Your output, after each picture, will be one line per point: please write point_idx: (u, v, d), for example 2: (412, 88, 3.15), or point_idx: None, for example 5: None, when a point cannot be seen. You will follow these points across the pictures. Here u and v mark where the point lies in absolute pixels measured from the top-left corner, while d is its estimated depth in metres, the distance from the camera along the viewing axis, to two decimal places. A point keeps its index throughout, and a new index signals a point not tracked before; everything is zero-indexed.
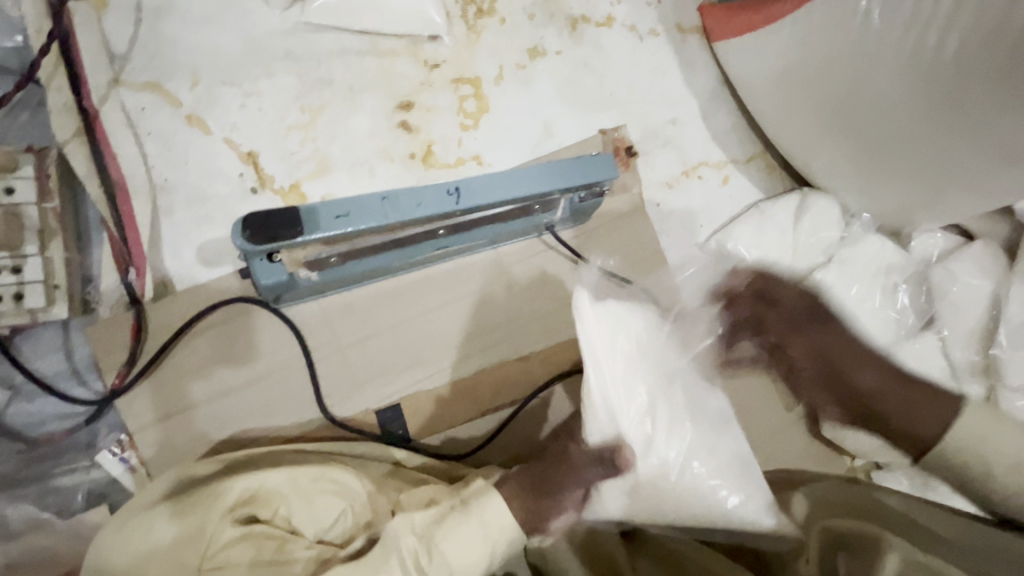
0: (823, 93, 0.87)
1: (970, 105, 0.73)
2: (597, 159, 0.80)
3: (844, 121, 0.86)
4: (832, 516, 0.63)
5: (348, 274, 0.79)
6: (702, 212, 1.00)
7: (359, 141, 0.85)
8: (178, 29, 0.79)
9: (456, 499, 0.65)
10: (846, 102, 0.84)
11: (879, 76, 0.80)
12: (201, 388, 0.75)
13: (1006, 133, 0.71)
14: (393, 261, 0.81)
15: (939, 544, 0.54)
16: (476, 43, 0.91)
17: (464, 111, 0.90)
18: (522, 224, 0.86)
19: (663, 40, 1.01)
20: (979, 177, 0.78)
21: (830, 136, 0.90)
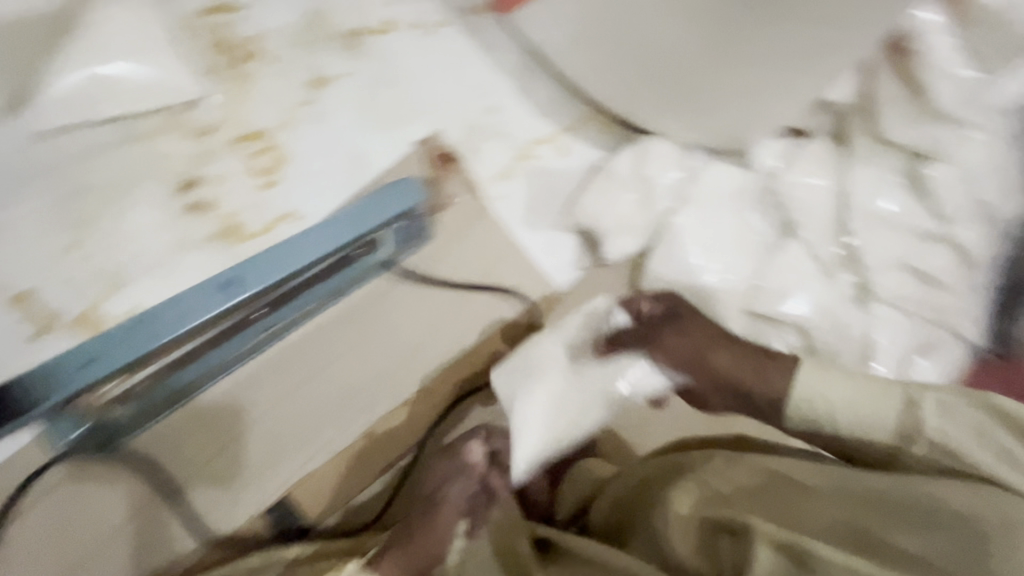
0: (613, 40, 0.86)
1: (737, 27, 0.73)
2: (400, 184, 0.76)
3: (640, 61, 0.86)
4: (714, 509, 0.58)
5: (173, 391, 0.72)
6: (549, 191, 0.97)
7: (148, 241, 0.76)
8: None
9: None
10: (635, 44, 0.84)
11: (654, 18, 0.78)
12: (56, 559, 0.70)
13: (778, 39, 0.73)
14: (220, 359, 0.73)
15: (823, 519, 0.51)
16: (247, 93, 0.82)
17: (259, 169, 0.81)
18: (351, 272, 0.79)
19: (453, 27, 0.95)
20: (774, 83, 0.80)
21: (635, 78, 0.90)
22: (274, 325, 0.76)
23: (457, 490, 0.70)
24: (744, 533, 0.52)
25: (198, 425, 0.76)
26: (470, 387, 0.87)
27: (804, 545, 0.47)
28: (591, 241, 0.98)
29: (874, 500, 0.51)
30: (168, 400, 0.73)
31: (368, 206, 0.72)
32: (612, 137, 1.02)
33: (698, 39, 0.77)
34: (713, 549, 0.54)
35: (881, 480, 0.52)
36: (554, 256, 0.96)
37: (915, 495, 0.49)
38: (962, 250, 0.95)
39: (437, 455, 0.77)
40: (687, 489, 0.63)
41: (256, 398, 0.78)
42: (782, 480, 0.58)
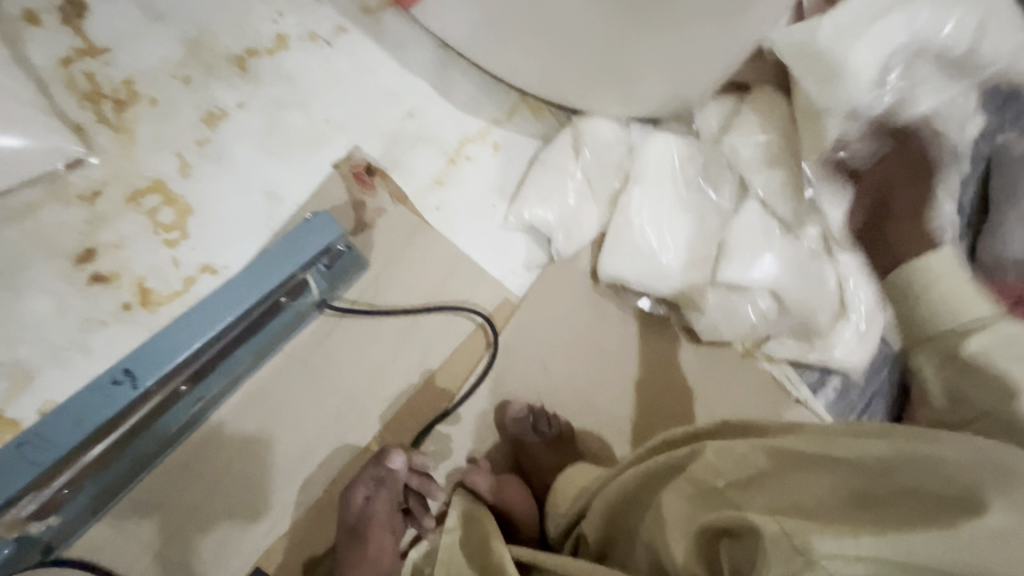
0: (519, 22, 0.79)
1: None
2: (310, 225, 0.72)
3: (550, 42, 0.80)
4: (712, 508, 0.45)
5: (102, 488, 0.67)
6: (488, 192, 0.91)
7: (49, 327, 0.69)
8: None
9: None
10: (545, 26, 0.77)
11: None
12: None
13: None
14: (150, 443, 0.69)
15: (809, 500, 0.39)
16: (134, 144, 0.75)
17: (164, 225, 0.74)
18: (272, 328, 0.75)
19: (356, 32, 0.88)
20: (698, 45, 0.75)
21: (555, 62, 0.83)
22: (203, 396, 0.72)
23: (382, 505, 0.70)
24: (746, 536, 0.39)
25: (143, 515, 0.69)
26: (436, 415, 0.82)
27: (812, 547, 0.34)
28: (540, 236, 0.93)
29: (858, 471, 0.38)
30: (99, 499, 0.67)
31: (273, 258, 0.70)
32: (545, 122, 0.96)
33: (605, 15, 0.72)
34: (717, 558, 0.42)
35: (875, 445, 0.38)
36: (505, 258, 0.90)
37: (925, 465, 0.35)
38: None
39: (346, 483, 0.73)
40: (675, 486, 0.50)
41: (203, 474, 0.72)
42: (767, 454, 0.44)
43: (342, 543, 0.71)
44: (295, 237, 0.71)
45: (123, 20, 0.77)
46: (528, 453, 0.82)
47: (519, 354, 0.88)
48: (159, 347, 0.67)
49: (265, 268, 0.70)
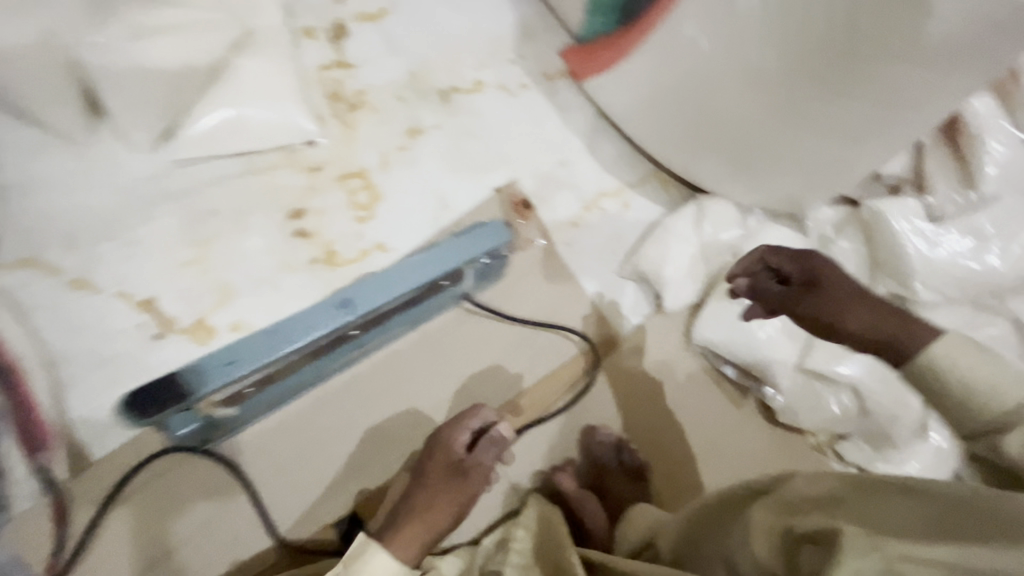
0: (690, 111, 0.93)
1: (802, 105, 0.80)
2: (489, 228, 0.82)
3: (711, 130, 0.93)
4: (791, 516, 0.53)
5: (266, 401, 0.77)
6: (611, 241, 1.03)
7: (256, 261, 0.84)
8: (45, 199, 0.77)
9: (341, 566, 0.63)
10: (713, 116, 0.90)
11: (724, 90, 0.86)
12: (140, 557, 0.72)
13: (842, 118, 0.79)
14: (313, 373, 0.79)
15: (894, 520, 0.47)
16: (354, 137, 0.93)
17: (358, 204, 0.90)
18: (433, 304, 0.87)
19: (535, 91, 1.06)
20: (839, 156, 0.86)
21: (700, 147, 0.97)
22: (362, 344, 0.82)
23: (488, 459, 0.76)
24: (828, 539, 0.48)
25: (282, 435, 0.80)
26: (529, 422, 0.91)
27: (884, 553, 0.44)
28: (648, 290, 1.03)
29: (936, 503, 0.46)
30: (259, 409, 0.78)
31: (458, 247, 0.79)
32: (671, 195, 1.09)
33: (762, 117, 0.85)
34: (795, 559, 0.51)
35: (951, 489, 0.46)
36: (613, 301, 1.01)
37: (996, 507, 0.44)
38: (1015, 324, 0.96)
39: (448, 422, 0.79)
40: (762, 503, 0.57)
41: (336, 415, 0.83)
42: (847, 482, 0.52)
43: (431, 471, 0.75)
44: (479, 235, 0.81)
45: (369, 46, 0.97)
46: (606, 477, 0.89)
47: (610, 388, 0.97)
48: (371, 289, 0.72)
49: (453, 252, 0.78)
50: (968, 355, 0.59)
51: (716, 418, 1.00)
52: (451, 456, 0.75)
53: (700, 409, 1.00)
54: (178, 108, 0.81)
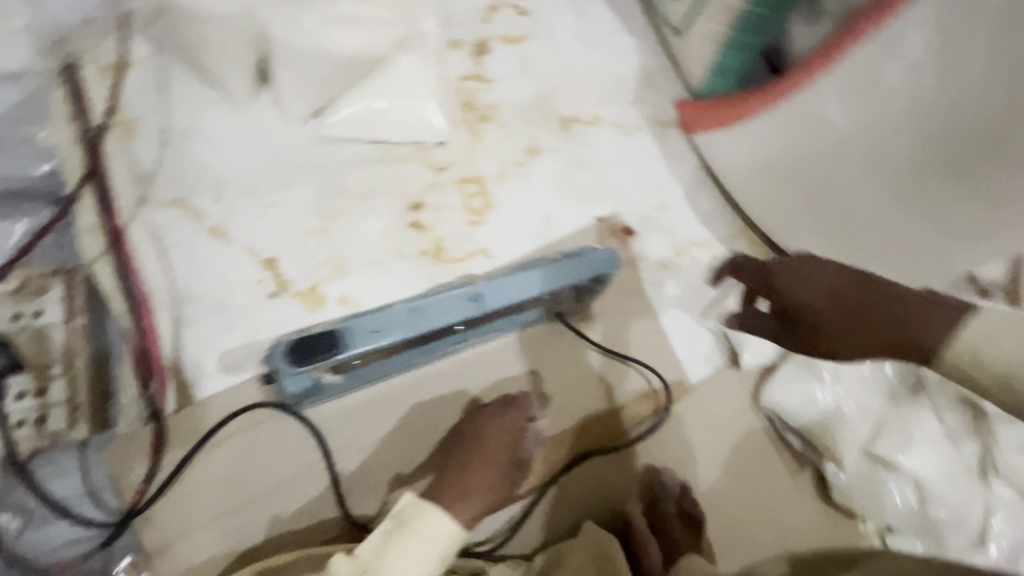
0: (814, 188, 0.93)
1: (929, 188, 0.82)
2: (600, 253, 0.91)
3: (826, 205, 0.93)
4: None
5: (372, 376, 0.82)
6: (698, 289, 1.05)
7: (373, 243, 0.88)
8: (203, 149, 0.83)
9: (389, 522, 0.62)
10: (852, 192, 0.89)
11: (847, 162, 0.88)
12: (218, 501, 0.74)
13: (974, 211, 0.79)
14: (415, 359, 0.84)
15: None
16: (479, 146, 0.98)
17: (472, 208, 0.95)
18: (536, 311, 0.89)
19: (648, 135, 1.10)
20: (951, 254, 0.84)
21: (805, 216, 0.96)
22: (463, 342, 0.87)
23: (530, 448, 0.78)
24: None
25: (366, 413, 0.82)
26: (595, 449, 0.92)
27: None
28: (725, 343, 1.04)
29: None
30: (360, 381, 0.81)
31: (571, 267, 0.88)
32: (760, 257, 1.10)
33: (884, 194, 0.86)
34: None
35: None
36: (690, 348, 1.02)
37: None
38: None
39: (496, 407, 0.80)
40: None
41: (418, 404, 0.85)
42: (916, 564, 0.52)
43: (477, 450, 0.75)
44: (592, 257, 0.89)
45: (505, 65, 1.03)
46: (662, 518, 0.89)
47: (674, 432, 0.98)
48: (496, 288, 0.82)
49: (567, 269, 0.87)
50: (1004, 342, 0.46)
51: (771, 484, 1.00)
52: (503, 439, 0.76)
53: (757, 471, 1.00)
54: (334, 92, 0.88)
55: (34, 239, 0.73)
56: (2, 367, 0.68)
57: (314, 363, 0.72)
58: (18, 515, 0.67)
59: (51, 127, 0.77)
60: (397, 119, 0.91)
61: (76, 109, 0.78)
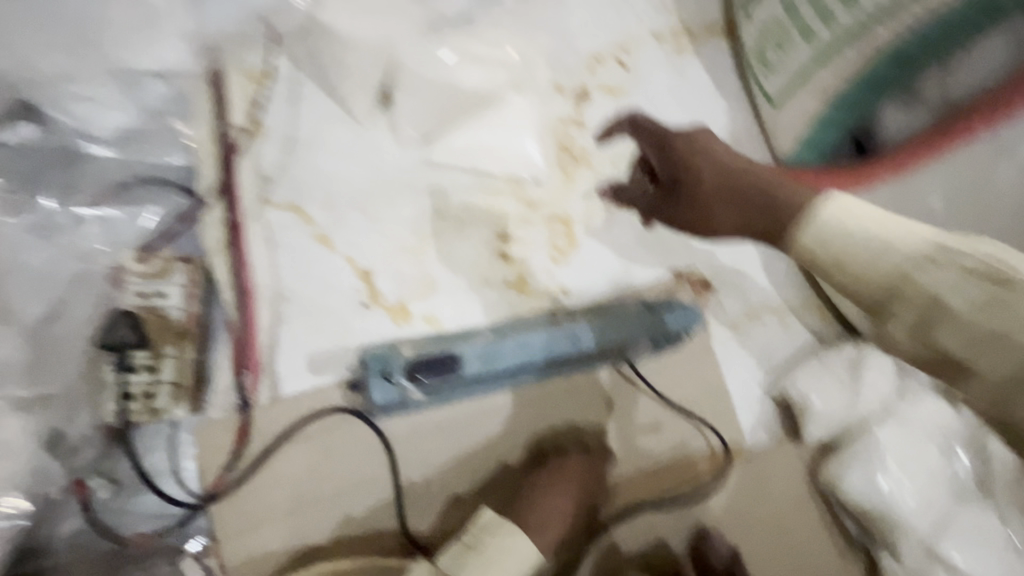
0: None
1: None
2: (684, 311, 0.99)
3: None
4: None
5: (452, 398, 0.84)
6: (764, 355, 1.05)
7: (461, 267, 0.92)
8: (322, 161, 0.88)
9: (469, 537, 0.72)
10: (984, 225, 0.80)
11: None
12: (288, 497, 0.77)
13: None
14: (496, 386, 0.86)
15: None
16: (570, 187, 1.01)
17: (557, 246, 0.98)
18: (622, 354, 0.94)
19: None
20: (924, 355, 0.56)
21: None
22: (542, 374, 0.89)
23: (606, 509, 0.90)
24: None
25: (433, 432, 0.84)
26: (645, 499, 0.94)
27: None
28: (784, 413, 1.03)
29: None
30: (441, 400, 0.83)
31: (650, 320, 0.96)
32: (831, 330, 1.08)
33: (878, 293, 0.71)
34: None
35: (905, 305, 0.55)
36: (750, 413, 1.02)
37: (993, 303, 0.51)
38: None
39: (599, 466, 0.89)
40: None
41: (483, 431, 0.86)
42: None
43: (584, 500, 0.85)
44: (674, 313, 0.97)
45: (602, 112, 1.06)
46: None
47: (724, 495, 0.97)
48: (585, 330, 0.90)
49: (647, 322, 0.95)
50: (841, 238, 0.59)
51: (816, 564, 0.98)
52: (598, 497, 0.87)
53: (803, 549, 0.98)
54: (445, 121, 0.92)
55: (178, 226, 0.78)
56: (132, 342, 0.72)
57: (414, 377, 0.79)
58: (111, 482, 0.70)
59: (193, 123, 0.83)
60: (497, 153, 0.94)
61: (217, 111, 0.85)
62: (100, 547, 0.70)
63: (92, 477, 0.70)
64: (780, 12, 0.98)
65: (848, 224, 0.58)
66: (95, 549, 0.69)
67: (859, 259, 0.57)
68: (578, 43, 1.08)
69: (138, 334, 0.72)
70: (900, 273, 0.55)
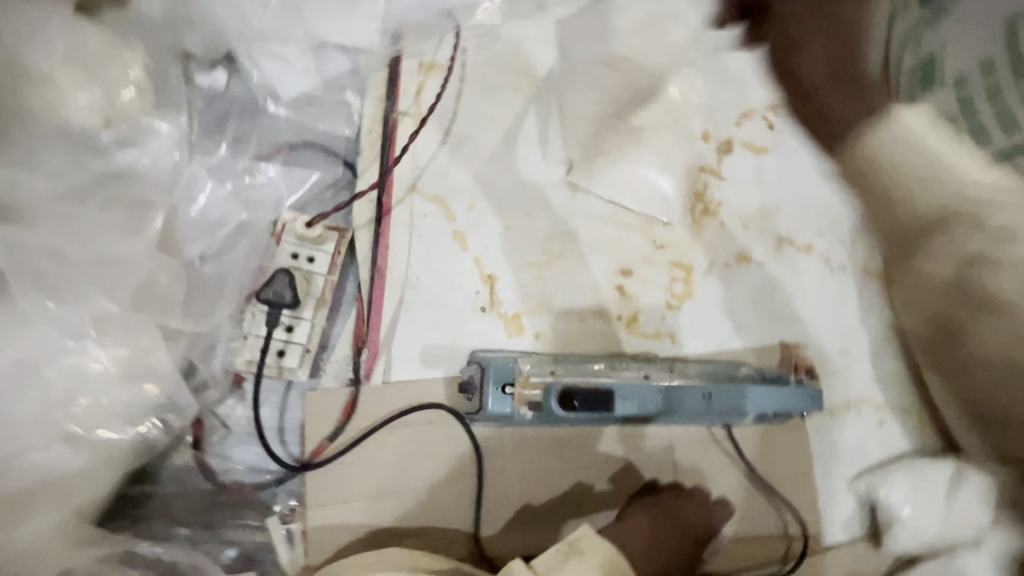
0: None
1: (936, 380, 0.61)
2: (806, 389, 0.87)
3: None
4: None
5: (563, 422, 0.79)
6: (854, 449, 1.01)
7: (579, 293, 0.91)
8: (471, 159, 0.89)
9: (565, 546, 0.68)
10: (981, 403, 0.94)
11: None
12: (376, 480, 0.77)
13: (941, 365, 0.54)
14: (606, 422, 0.82)
15: None
16: (697, 236, 1.00)
17: (673, 293, 0.96)
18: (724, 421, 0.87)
19: (850, 278, 1.08)
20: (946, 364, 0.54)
21: None
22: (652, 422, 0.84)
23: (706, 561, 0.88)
24: None
25: (522, 448, 0.84)
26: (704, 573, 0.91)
27: None
28: (868, 515, 0.99)
29: None
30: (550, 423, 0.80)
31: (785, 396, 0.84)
32: (925, 439, 1.04)
33: None
34: None
35: (959, 231, 0.49)
36: (832, 506, 0.98)
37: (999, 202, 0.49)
38: None
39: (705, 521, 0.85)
40: None
41: (569, 458, 0.85)
42: None
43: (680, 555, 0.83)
44: (800, 393, 0.86)
45: (743, 169, 1.06)
46: None
47: None
48: (728, 393, 0.81)
49: (784, 398, 0.84)
50: (908, 152, 0.52)
51: None
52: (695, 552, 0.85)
53: None
54: (590, 149, 0.94)
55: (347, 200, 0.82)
56: (286, 302, 0.74)
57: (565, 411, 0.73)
58: (222, 425, 0.72)
59: (363, 100, 0.86)
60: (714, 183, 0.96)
61: (389, 94, 0.87)
62: (201, 486, 0.71)
63: (208, 418, 0.72)
64: None
65: (911, 140, 0.52)
66: (192, 488, 0.71)
67: (929, 185, 0.51)
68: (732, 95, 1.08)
69: (293, 295, 0.74)
70: (934, 215, 0.51)
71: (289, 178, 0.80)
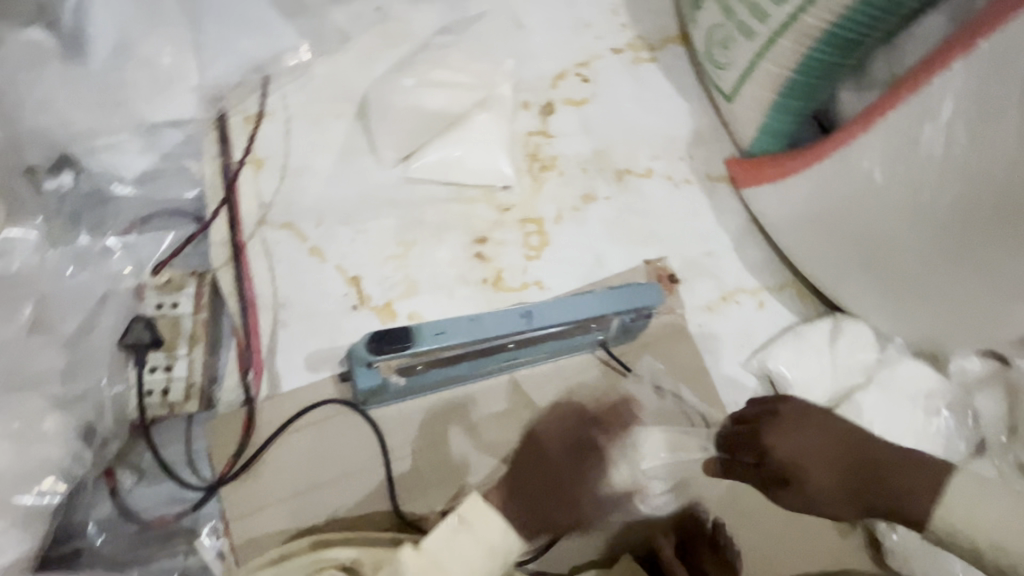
0: (849, 236, 0.95)
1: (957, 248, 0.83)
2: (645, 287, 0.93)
3: (877, 261, 0.94)
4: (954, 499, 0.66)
5: (435, 381, 0.89)
6: (743, 334, 1.09)
7: (441, 270, 1.00)
8: (312, 182, 1.00)
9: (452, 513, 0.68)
10: (826, 247, 0.99)
11: (890, 225, 0.89)
12: (291, 481, 0.84)
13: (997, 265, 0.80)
14: (474, 369, 0.90)
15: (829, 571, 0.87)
16: (539, 191, 1.09)
17: (530, 245, 1.06)
18: (575, 342, 0.94)
19: (696, 188, 1.17)
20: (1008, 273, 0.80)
21: (861, 271, 0.97)
22: (513, 359, 0.92)
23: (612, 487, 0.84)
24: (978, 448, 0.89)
25: (421, 418, 0.91)
26: None
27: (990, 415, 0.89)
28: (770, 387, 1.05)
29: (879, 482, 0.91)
30: (426, 387, 0.89)
31: (619, 296, 0.90)
32: (807, 308, 1.12)
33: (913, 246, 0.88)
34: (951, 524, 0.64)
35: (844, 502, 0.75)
36: (733, 388, 1.06)
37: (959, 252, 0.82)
38: None
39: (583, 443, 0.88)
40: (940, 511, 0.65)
41: (452, 447, 0.91)
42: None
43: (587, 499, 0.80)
44: (639, 290, 0.91)
45: (569, 122, 1.16)
46: (694, 551, 0.93)
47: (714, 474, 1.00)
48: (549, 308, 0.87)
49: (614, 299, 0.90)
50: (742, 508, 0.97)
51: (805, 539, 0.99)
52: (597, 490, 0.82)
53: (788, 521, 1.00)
54: (418, 143, 1.03)
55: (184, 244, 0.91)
56: (147, 343, 0.82)
57: (388, 353, 0.78)
58: (134, 471, 0.81)
59: (201, 163, 0.97)
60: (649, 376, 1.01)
61: (222, 149, 0.98)
62: (126, 528, 0.79)
63: (119, 468, 0.80)
64: (720, 16, 1.07)
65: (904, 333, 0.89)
66: (120, 532, 0.79)
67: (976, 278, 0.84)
68: (540, 63, 1.18)
69: (152, 335, 0.83)
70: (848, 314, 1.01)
71: (148, 244, 0.91)
